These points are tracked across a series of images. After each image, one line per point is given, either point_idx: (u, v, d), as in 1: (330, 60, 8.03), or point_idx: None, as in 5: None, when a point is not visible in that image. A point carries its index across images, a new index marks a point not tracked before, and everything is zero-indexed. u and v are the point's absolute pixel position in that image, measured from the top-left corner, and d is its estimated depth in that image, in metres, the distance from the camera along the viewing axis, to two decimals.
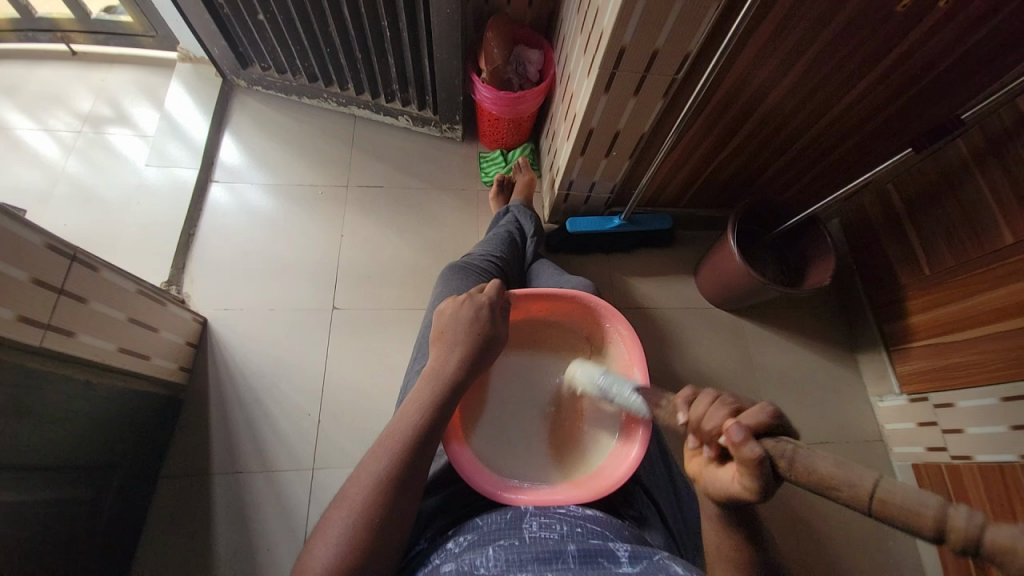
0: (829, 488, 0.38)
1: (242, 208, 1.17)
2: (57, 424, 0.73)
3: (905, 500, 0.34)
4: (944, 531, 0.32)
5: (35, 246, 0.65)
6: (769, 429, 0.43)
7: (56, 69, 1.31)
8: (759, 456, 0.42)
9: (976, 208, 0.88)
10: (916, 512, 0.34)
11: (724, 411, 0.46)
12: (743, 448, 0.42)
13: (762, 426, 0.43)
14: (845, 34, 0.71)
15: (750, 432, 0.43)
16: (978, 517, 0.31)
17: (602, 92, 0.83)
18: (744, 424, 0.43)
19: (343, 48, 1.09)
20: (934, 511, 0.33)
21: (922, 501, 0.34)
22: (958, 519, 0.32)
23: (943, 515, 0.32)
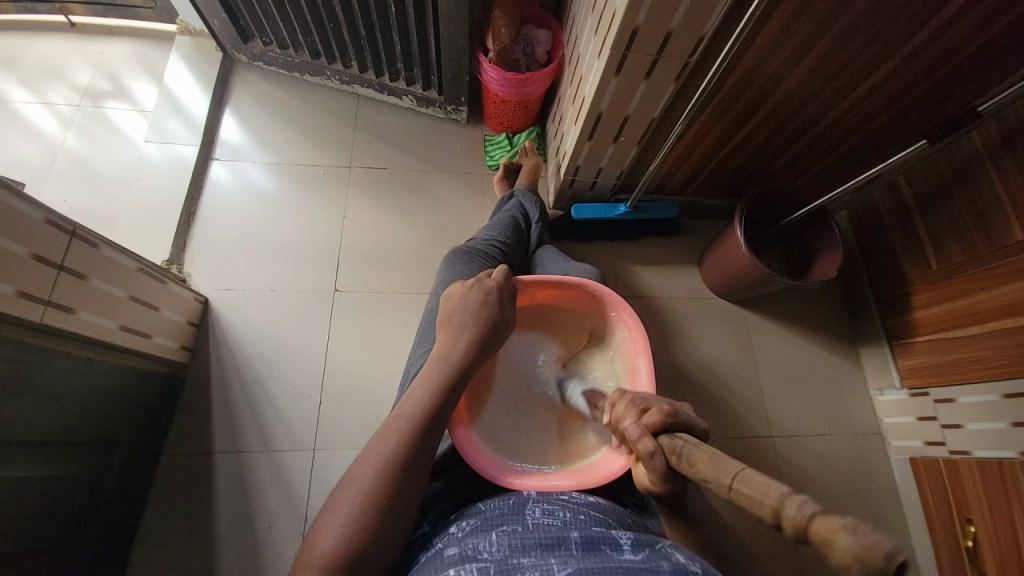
0: (702, 479, 0.40)
1: (243, 187, 1.15)
2: (60, 400, 0.73)
3: (753, 489, 0.35)
4: (780, 520, 0.33)
5: (33, 220, 0.64)
6: (665, 428, 0.45)
7: (53, 41, 1.28)
8: (653, 450, 0.44)
9: (988, 202, 0.87)
10: (758, 496, 0.34)
11: (632, 410, 0.49)
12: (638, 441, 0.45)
13: (658, 425, 0.45)
14: (864, 19, 0.69)
15: (646, 428, 0.46)
16: (809, 507, 0.32)
17: (612, 75, 0.81)
18: (645, 423, 0.46)
19: (346, 24, 1.06)
20: (774, 499, 0.33)
21: (764, 487, 0.34)
22: (790, 508, 0.32)
23: (782, 503, 0.33)
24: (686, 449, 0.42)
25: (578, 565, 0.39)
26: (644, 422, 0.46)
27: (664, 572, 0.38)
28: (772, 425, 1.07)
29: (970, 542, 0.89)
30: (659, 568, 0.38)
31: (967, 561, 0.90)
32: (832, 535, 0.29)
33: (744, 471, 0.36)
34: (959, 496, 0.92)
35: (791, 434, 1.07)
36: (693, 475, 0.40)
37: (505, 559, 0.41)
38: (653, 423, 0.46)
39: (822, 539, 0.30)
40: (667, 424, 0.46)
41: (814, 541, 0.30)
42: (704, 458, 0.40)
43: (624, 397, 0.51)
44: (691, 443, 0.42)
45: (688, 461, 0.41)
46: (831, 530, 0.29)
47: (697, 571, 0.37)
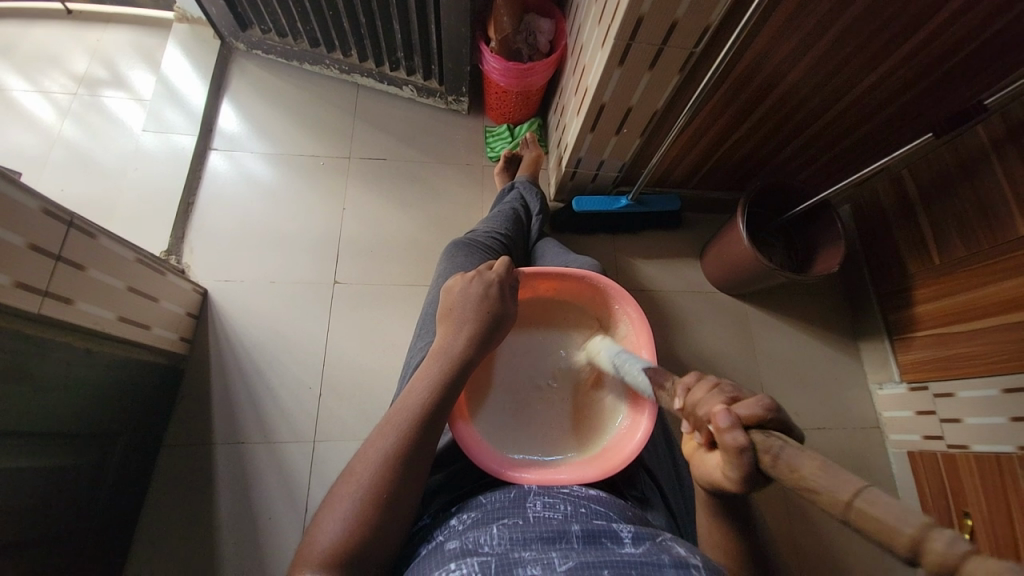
0: (799, 478, 0.36)
1: (241, 177, 1.14)
2: (59, 391, 0.72)
3: (884, 512, 0.30)
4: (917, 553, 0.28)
5: (30, 209, 0.63)
6: (761, 423, 0.40)
7: (49, 28, 1.26)
8: (742, 446, 0.40)
9: (992, 196, 0.86)
10: (888, 529, 0.29)
11: (719, 396, 0.43)
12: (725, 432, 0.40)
13: (754, 419, 0.40)
14: (872, 10, 0.68)
15: (739, 420, 0.41)
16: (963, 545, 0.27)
17: (616, 65, 0.79)
18: (737, 413, 0.41)
19: (345, 12, 1.04)
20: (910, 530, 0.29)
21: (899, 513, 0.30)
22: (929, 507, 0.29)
23: (921, 535, 0.28)
24: (787, 452, 0.37)
25: (579, 559, 0.39)
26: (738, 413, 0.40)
27: (665, 566, 0.38)
28: None
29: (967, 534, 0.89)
30: (660, 561, 0.38)
31: None
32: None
33: (868, 490, 0.31)
34: (956, 489, 0.93)
35: None
36: (791, 480, 0.36)
37: (506, 552, 0.41)
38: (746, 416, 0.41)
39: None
40: (764, 420, 0.40)
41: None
42: (811, 465, 0.34)
43: (707, 382, 0.45)
44: (793, 446, 0.37)
45: (789, 466, 0.36)
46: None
47: (698, 565, 0.38)
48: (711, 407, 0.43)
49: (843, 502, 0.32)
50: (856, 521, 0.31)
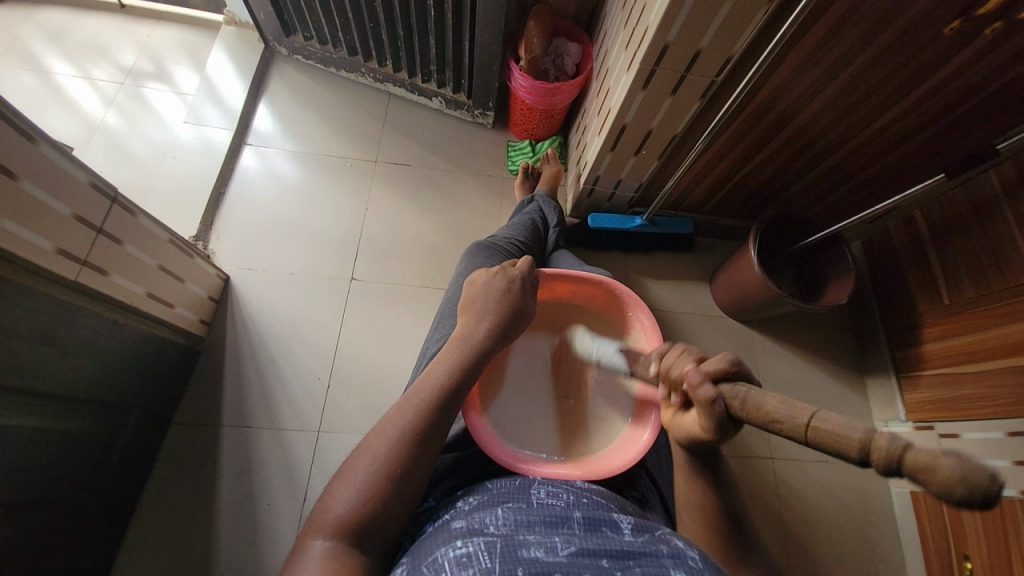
0: None
1: (271, 173, 1.19)
2: (83, 359, 0.75)
3: (841, 425, 0.35)
4: (869, 454, 0.33)
5: (79, 182, 0.67)
6: (727, 375, 0.46)
7: (103, 21, 1.34)
8: (713, 398, 0.45)
9: (1002, 239, 0.88)
10: (846, 439, 0.34)
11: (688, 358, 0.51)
12: (697, 387, 0.47)
13: (720, 371, 0.47)
14: (890, 51, 0.71)
15: (706, 374, 0.47)
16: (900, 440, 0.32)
17: (640, 89, 0.83)
18: (704, 369, 0.47)
19: (386, 24, 1.10)
20: (863, 436, 0.33)
21: (850, 427, 0.35)
22: (880, 440, 0.32)
23: (870, 439, 0.33)
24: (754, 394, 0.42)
25: (581, 545, 0.41)
26: (706, 368, 0.47)
27: (663, 556, 0.40)
28: (774, 449, 1.07)
29: None
30: (659, 552, 0.40)
31: None
32: (931, 465, 0.29)
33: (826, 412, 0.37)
34: (958, 532, 0.92)
35: (792, 458, 1.07)
36: (759, 416, 0.41)
37: (511, 534, 0.43)
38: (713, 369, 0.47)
39: (917, 468, 0.29)
40: (729, 373, 0.46)
41: (903, 472, 0.31)
42: (775, 401, 0.40)
43: (677, 346, 0.53)
44: (757, 390, 0.43)
45: (759, 404, 0.41)
46: (932, 458, 0.29)
47: (695, 557, 0.40)
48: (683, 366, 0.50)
49: (812, 429, 0.37)
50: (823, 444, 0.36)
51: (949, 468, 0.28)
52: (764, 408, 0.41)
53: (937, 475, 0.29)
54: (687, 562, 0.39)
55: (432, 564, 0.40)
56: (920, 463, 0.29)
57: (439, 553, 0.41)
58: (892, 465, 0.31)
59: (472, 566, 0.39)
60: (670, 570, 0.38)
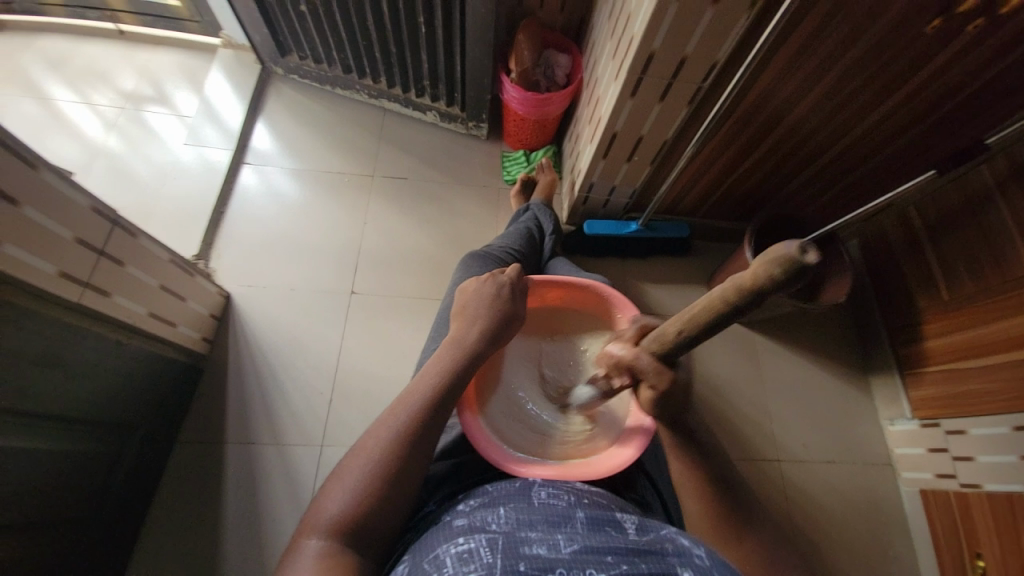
0: None
1: (270, 191, 1.21)
2: (89, 379, 0.76)
3: (705, 309, 0.43)
4: (731, 302, 0.41)
5: (80, 206, 0.69)
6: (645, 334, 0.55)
7: (104, 48, 1.37)
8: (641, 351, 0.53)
9: (997, 232, 0.88)
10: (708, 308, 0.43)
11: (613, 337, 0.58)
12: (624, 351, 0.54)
13: (637, 332, 0.56)
14: (873, 50, 0.72)
15: (629, 339, 0.56)
16: (732, 280, 0.40)
17: (628, 97, 0.85)
18: (629, 339, 0.56)
19: (378, 41, 1.12)
20: (718, 297, 0.42)
21: (710, 297, 0.43)
22: (727, 293, 0.41)
23: (723, 291, 0.41)
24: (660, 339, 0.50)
25: (585, 543, 0.42)
26: (625, 336, 0.56)
27: (669, 555, 0.41)
28: (779, 449, 1.06)
29: None
30: (664, 551, 0.42)
31: None
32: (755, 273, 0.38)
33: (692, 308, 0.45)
34: (969, 529, 0.91)
35: (797, 458, 1.06)
36: (670, 337, 0.48)
37: (513, 531, 0.44)
38: (634, 333, 0.56)
39: (760, 283, 0.38)
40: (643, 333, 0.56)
41: (754, 294, 0.39)
42: (669, 322, 0.48)
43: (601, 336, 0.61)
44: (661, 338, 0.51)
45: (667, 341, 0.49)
46: (756, 271, 0.38)
47: (700, 553, 0.40)
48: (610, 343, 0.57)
49: (687, 317, 0.46)
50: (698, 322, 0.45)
51: (767, 266, 0.37)
52: (667, 333, 0.48)
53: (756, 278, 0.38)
54: (694, 559, 0.40)
55: (433, 560, 0.41)
56: (752, 279, 0.38)
57: (441, 549, 0.42)
58: (747, 294, 0.39)
59: (473, 562, 0.39)
60: (676, 568, 0.39)
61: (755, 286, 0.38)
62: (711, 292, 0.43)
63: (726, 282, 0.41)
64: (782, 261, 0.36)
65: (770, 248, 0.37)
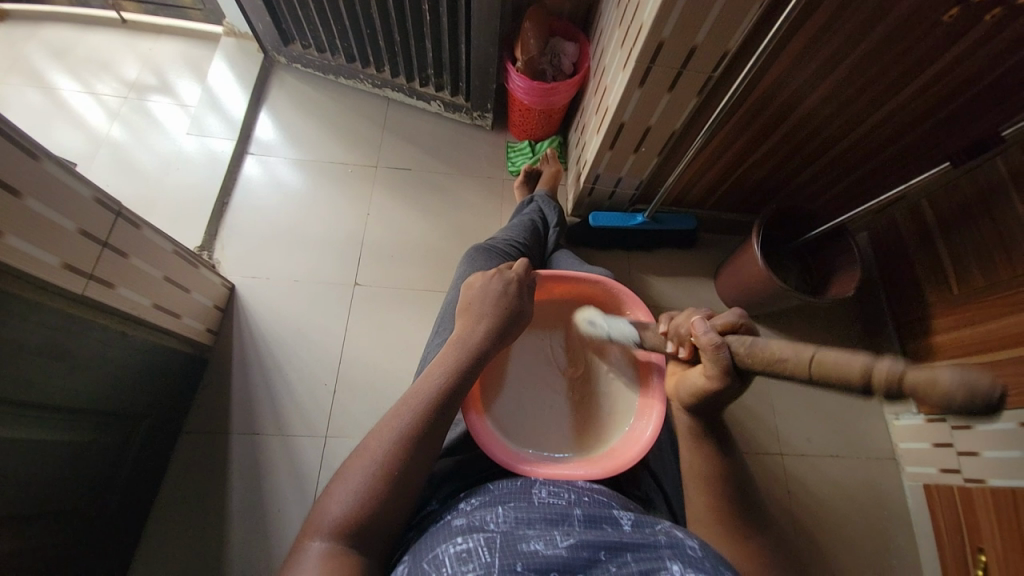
0: None
1: (273, 182, 1.20)
2: (93, 371, 0.76)
3: (839, 365, 0.38)
4: (869, 381, 0.36)
5: (83, 198, 0.68)
6: (734, 327, 0.52)
7: (106, 36, 1.36)
8: (720, 343, 0.50)
9: (1011, 227, 0.86)
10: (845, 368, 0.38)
11: (700, 313, 0.55)
12: (702, 335, 0.52)
13: (729, 324, 0.52)
14: (889, 39, 0.70)
15: (717, 326, 0.53)
16: (900, 363, 0.35)
17: (636, 87, 0.83)
18: (716, 322, 0.53)
19: (382, 30, 1.11)
20: (864, 363, 0.37)
21: (853, 357, 0.38)
22: (882, 368, 0.36)
23: (871, 364, 0.36)
24: (758, 345, 0.47)
25: (580, 538, 0.42)
26: (717, 320, 0.52)
27: (662, 547, 0.40)
28: (782, 444, 1.06)
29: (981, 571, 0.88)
30: (657, 543, 0.41)
31: None
32: (930, 380, 0.32)
33: (826, 352, 0.40)
34: (972, 524, 0.91)
35: (801, 453, 1.06)
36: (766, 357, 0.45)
37: (511, 530, 0.43)
38: (722, 323, 0.53)
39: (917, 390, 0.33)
40: (736, 326, 0.52)
41: (906, 393, 0.34)
42: (784, 345, 0.44)
43: (688, 308, 0.57)
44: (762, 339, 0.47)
45: (760, 350, 0.46)
46: (930, 373, 0.33)
47: (694, 546, 0.40)
48: (694, 319, 0.55)
49: (809, 362, 0.41)
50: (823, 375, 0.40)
51: (958, 392, 0.31)
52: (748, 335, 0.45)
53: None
54: (687, 552, 0.39)
55: (433, 560, 0.41)
56: (923, 378, 0.33)
57: (440, 549, 0.42)
58: (895, 388, 0.35)
59: (473, 562, 0.39)
60: (667, 561, 0.39)
61: (918, 386, 0.33)
62: (863, 351, 0.38)
63: (888, 360, 0.36)
64: (974, 395, 0.31)
65: (977, 373, 0.32)
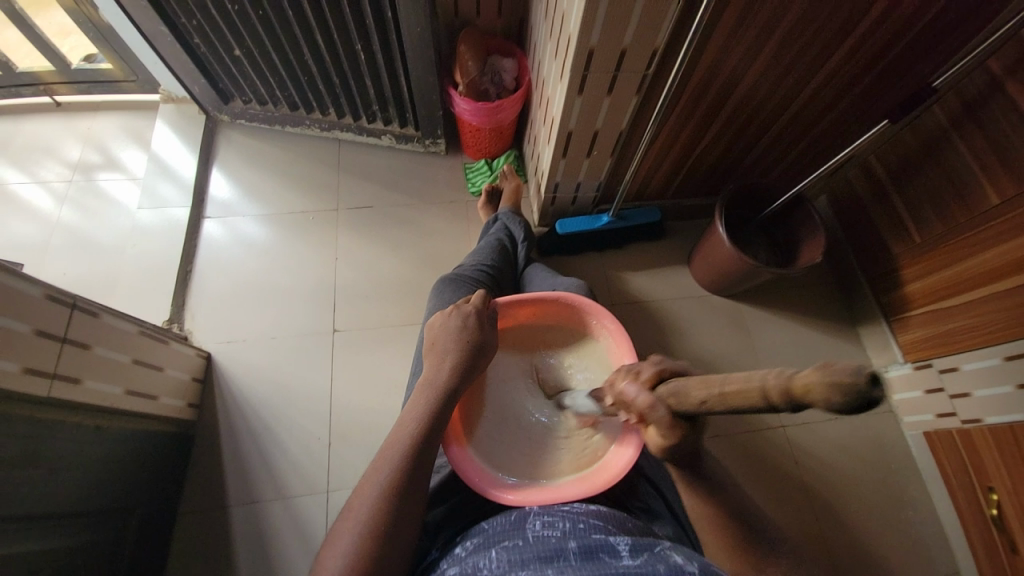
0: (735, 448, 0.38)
1: (236, 241, 1.18)
2: (75, 472, 0.74)
3: (743, 385, 0.37)
4: (774, 397, 0.34)
5: (34, 297, 0.66)
6: (662, 377, 0.49)
7: (44, 122, 1.33)
8: (653, 402, 0.47)
9: (960, 171, 0.89)
10: (749, 392, 0.36)
11: (626, 373, 0.52)
12: (637, 398, 0.48)
13: (652, 377, 0.49)
14: (807, 14, 0.73)
15: (643, 384, 0.49)
16: (786, 373, 0.34)
17: (576, 94, 0.84)
18: (642, 381, 0.50)
19: (319, 75, 1.10)
20: (759, 385, 0.35)
21: (749, 380, 0.36)
22: (777, 384, 0.34)
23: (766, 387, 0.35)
24: (678, 388, 0.44)
25: None
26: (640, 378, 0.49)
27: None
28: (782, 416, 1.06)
29: (994, 510, 0.89)
30: (655, 571, 0.41)
31: (994, 528, 0.89)
32: (809, 386, 0.31)
33: (732, 376, 0.38)
34: (976, 464, 0.92)
35: (804, 422, 1.06)
36: (690, 405, 0.42)
37: (504, 574, 0.44)
38: (649, 377, 0.49)
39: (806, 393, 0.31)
40: (659, 376, 0.49)
41: (804, 403, 0.32)
42: (694, 383, 0.42)
43: (617, 368, 0.54)
44: (681, 381, 0.44)
45: (682, 394, 0.43)
46: (809, 381, 0.31)
47: (693, 572, 0.40)
48: (622, 382, 0.52)
49: (719, 396, 0.39)
50: (737, 403, 0.37)
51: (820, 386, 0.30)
52: (687, 396, 0.42)
53: (812, 394, 0.31)
54: None
55: None
56: (801, 388, 0.32)
57: None
58: (793, 399, 0.33)
59: None
60: None
61: (805, 397, 0.32)
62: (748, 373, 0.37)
63: (779, 372, 0.34)
64: (843, 385, 0.29)
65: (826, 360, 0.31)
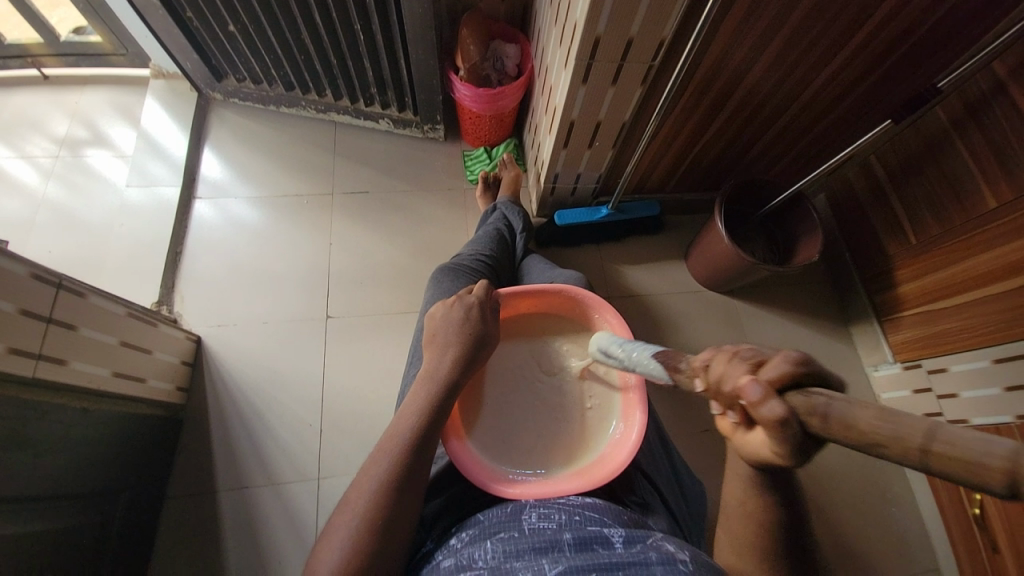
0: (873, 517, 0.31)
1: (228, 223, 1.16)
2: (60, 455, 0.73)
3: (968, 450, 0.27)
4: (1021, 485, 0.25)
5: (19, 276, 0.64)
6: (797, 381, 0.35)
7: (29, 94, 1.29)
8: (783, 416, 0.34)
9: (959, 174, 0.89)
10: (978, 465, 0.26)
11: (740, 364, 0.38)
12: (760, 405, 0.35)
13: (784, 378, 0.35)
14: (816, 10, 0.71)
15: (770, 386, 0.36)
16: None
17: (580, 84, 0.82)
18: (765, 379, 0.36)
19: (316, 55, 1.07)
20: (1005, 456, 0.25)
21: (987, 445, 0.26)
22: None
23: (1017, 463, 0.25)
24: (836, 409, 0.32)
25: (569, 564, 0.42)
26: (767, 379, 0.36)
27: (653, 564, 0.41)
28: None
29: (977, 509, 0.90)
30: (648, 560, 0.42)
31: (977, 528, 0.90)
32: None
33: (945, 429, 0.28)
34: None
35: None
36: (850, 437, 0.31)
37: (500, 564, 0.45)
38: (774, 377, 0.36)
39: None
40: (795, 379, 0.35)
41: None
42: (872, 417, 0.30)
43: (725, 351, 0.40)
44: (839, 401, 0.32)
45: (845, 422, 0.31)
46: None
47: (686, 560, 0.41)
48: (737, 376, 0.38)
49: (920, 447, 0.28)
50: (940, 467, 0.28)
51: None
52: (856, 427, 0.31)
53: None
54: (678, 566, 0.40)
55: None
56: None
57: None
58: None
59: None
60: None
61: None
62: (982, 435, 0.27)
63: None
64: None
65: None
